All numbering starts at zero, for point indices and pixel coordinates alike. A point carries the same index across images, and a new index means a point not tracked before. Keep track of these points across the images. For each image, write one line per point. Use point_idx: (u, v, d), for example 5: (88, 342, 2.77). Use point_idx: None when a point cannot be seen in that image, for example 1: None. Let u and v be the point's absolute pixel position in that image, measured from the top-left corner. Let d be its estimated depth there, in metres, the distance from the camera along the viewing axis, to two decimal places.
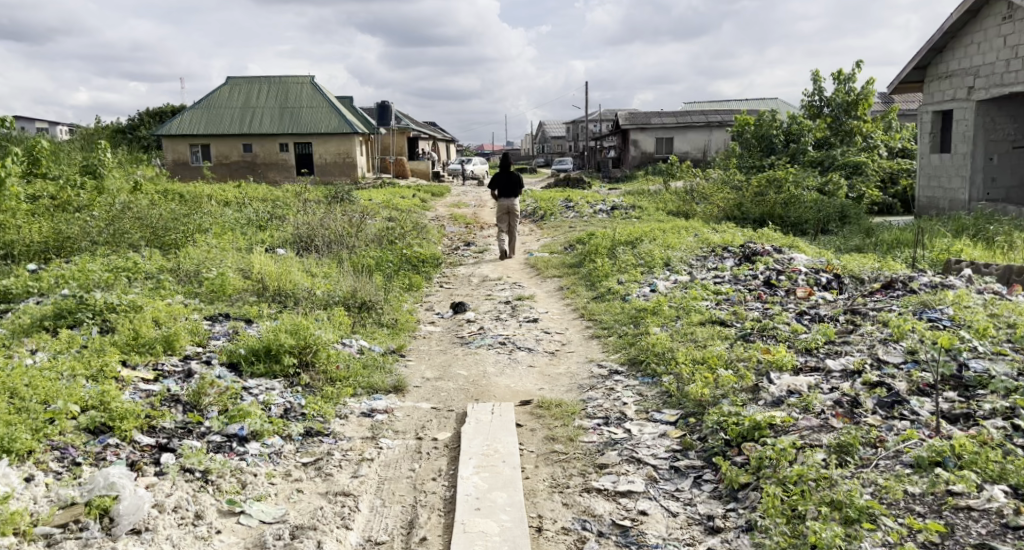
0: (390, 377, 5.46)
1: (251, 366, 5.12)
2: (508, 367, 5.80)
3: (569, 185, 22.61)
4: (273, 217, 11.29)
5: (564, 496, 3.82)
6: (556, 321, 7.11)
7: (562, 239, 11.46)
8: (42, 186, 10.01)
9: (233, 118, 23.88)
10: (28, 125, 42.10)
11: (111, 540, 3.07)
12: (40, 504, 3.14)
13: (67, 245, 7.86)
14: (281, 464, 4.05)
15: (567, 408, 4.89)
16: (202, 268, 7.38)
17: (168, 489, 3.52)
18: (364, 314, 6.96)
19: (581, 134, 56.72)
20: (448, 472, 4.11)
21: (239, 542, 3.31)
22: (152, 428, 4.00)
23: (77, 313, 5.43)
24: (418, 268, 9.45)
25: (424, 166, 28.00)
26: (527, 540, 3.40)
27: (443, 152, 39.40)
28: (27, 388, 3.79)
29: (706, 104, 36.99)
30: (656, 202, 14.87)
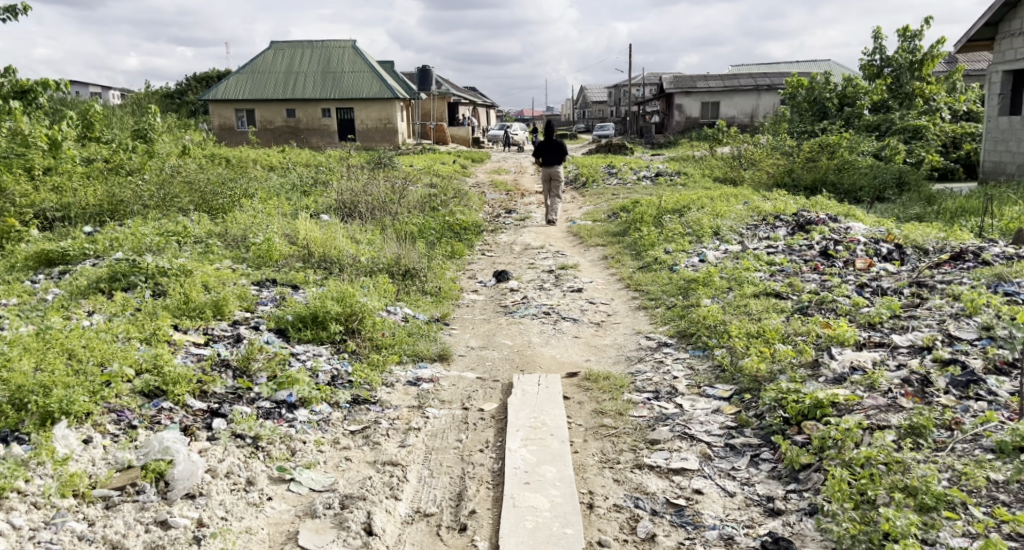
0: (435, 346, 5.42)
1: (298, 332, 5.11)
2: (553, 337, 5.69)
3: (611, 151, 22.22)
4: (316, 183, 11.31)
5: (615, 472, 3.73)
6: (601, 291, 6.96)
7: (605, 207, 11.22)
8: (96, 149, 10.15)
9: (277, 82, 23.95)
10: (82, 90, 43.24)
11: (167, 504, 3.08)
12: (98, 466, 3.16)
13: (120, 209, 7.96)
14: (329, 432, 4.04)
15: (615, 380, 4.77)
16: (249, 233, 7.40)
17: (220, 455, 3.53)
18: (407, 281, 6.92)
19: (624, 98, 55.57)
20: (495, 443, 4.05)
21: (290, 509, 3.31)
22: (203, 393, 4.02)
23: (130, 276, 5.50)
24: (460, 236, 9.35)
25: (464, 133, 28.04)
26: (578, 517, 3.32)
27: (483, 118, 39.06)
28: (84, 350, 3.79)
29: (755, 67, 35.72)
30: (703, 169, 14.46)
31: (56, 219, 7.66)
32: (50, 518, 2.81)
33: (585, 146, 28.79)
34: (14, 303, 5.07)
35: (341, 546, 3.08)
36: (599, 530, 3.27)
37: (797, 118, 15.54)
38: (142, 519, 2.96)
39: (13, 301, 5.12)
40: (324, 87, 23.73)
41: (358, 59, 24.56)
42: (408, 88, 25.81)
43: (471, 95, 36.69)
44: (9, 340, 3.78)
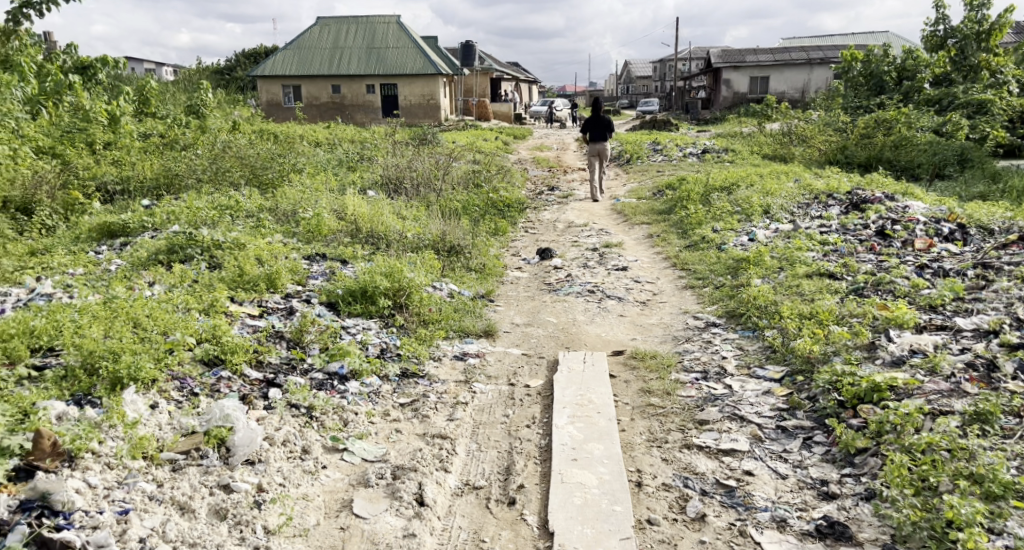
0: (481, 322, 5.45)
1: (348, 305, 5.20)
2: (598, 316, 5.67)
3: (655, 127, 21.85)
4: (362, 159, 11.42)
5: (663, 451, 3.71)
6: (647, 270, 6.89)
7: (650, 184, 11.08)
8: (152, 124, 10.38)
9: (323, 58, 24.12)
10: (136, 67, 44.37)
11: (229, 469, 3.20)
12: (164, 431, 3.28)
13: (175, 182, 8.16)
14: (380, 404, 4.12)
15: (663, 359, 4.74)
16: (298, 208, 7.52)
17: (277, 423, 3.63)
18: (453, 258, 6.97)
19: (669, 73, 54.39)
20: (541, 420, 4.07)
21: (344, 478, 3.40)
22: (260, 362, 4.14)
23: (187, 249, 5.66)
24: (503, 213, 9.34)
25: (506, 109, 27.89)
26: (627, 495, 3.33)
27: (525, 93, 38.81)
28: (148, 318, 3.92)
29: (807, 40, 34.54)
30: (751, 145, 14.11)
31: (116, 192, 7.88)
32: (122, 478, 2.93)
33: (629, 122, 28.38)
34: (80, 273, 5.26)
35: (395, 515, 3.16)
36: (648, 508, 3.28)
37: (852, 93, 14.98)
38: (207, 482, 3.08)
39: (79, 271, 5.31)
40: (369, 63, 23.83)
41: (403, 35, 24.56)
42: (451, 63, 25.73)
43: (513, 70, 36.37)
44: (80, 308, 3.92)
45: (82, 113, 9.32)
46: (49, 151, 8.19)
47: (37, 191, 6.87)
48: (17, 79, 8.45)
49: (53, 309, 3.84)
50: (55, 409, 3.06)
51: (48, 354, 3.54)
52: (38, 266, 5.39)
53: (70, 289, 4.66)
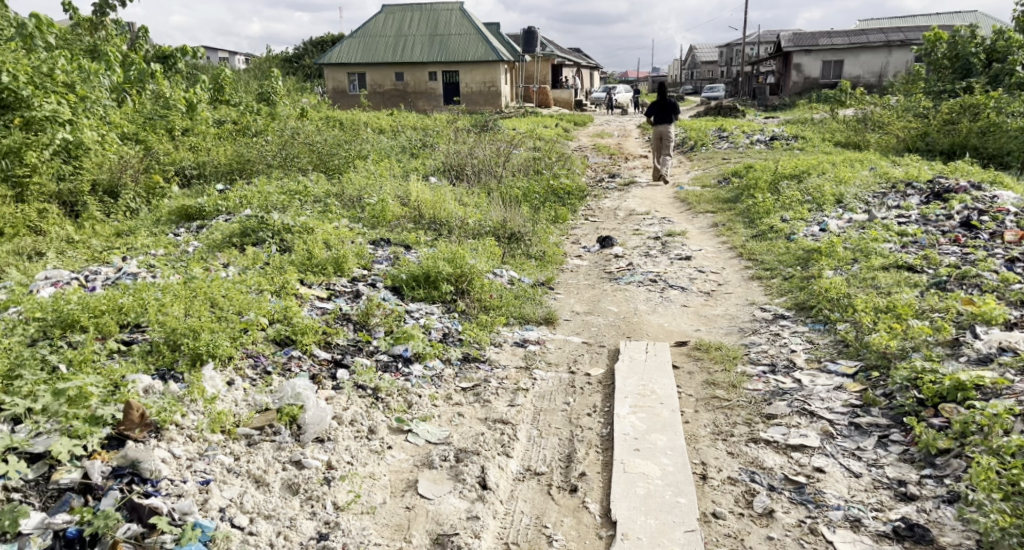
0: (541, 309, 5.46)
1: (412, 290, 5.27)
2: (660, 306, 5.59)
3: (721, 113, 21.27)
4: (424, 146, 11.53)
5: (729, 445, 3.64)
6: (711, 260, 6.74)
7: (715, 172, 10.81)
8: (226, 111, 10.73)
9: (387, 45, 24.41)
10: (211, 55, 46.10)
11: (300, 446, 3.31)
12: (240, 407, 3.40)
13: (247, 167, 8.43)
14: (442, 387, 4.17)
15: (728, 351, 4.64)
16: (363, 194, 7.65)
17: (344, 403, 3.73)
18: (514, 245, 6.99)
19: (736, 58, 52.82)
20: (603, 409, 4.05)
21: (409, 459, 3.47)
22: (328, 344, 4.25)
23: (259, 232, 5.85)
24: (563, 201, 9.29)
25: (567, 96, 27.63)
26: (691, 487, 3.28)
27: (586, 79, 38.37)
28: (224, 299, 4.08)
29: (886, 22, 32.96)
30: (822, 132, 13.58)
31: (193, 176, 8.18)
32: (203, 451, 3.06)
33: (693, 109, 27.74)
34: (161, 254, 5.50)
35: (458, 497, 3.21)
36: (713, 501, 3.22)
37: (935, 77, 14.19)
38: (279, 458, 3.19)
39: (160, 252, 5.55)
40: (433, 50, 24.01)
41: (465, 22, 24.64)
42: (513, 50, 25.68)
43: (575, 56, 36.05)
44: (162, 287, 4.10)
45: (162, 101, 9.72)
46: (133, 136, 8.56)
47: (122, 175, 7.19)
48: (104, 68, 8.90)
49: (139, 287, 4.02)
50: (142, 382, 3.21)
51: (135, 329, 3.71)
52: (123, 247, 5.67)
53: (153, 269, 4.88)
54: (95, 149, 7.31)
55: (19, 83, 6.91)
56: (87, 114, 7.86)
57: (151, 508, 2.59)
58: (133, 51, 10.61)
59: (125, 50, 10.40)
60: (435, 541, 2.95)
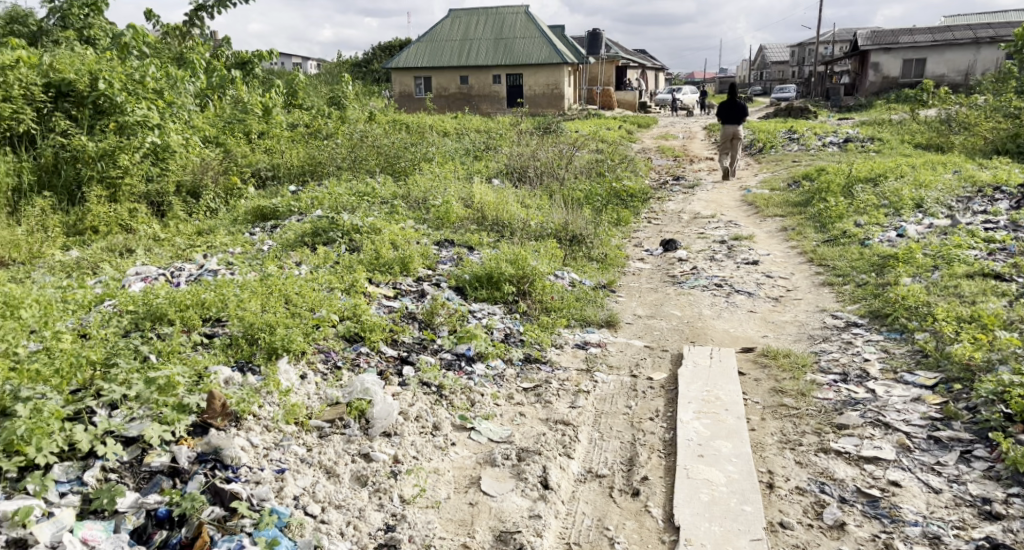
0: (602, 312, 5.45)
1: (475, 291, 5.34)
2: (726, 311, 5.48)
3: (792, 115, 20.65)
4: (488, 148, 11.65)
5: (797, 454, 3.55)
6: (779, 265, 6.57)
7: (784, 175, 10.52)
8: (299, 115, 11.11)
9: (453, 49, 24.74)
10: (285, 60, 47.89)
11: (368, 439, 3.41)
12: (313, 400, 3.54)
13: (318, 169, 8.71)
14: (504, 387, 4.22)
15: (797, 359, 4.51)
16: (429, 195, 7.79)
17: (410, 399, 3.82)
18: (575, 247, 7.00)
19: (809, 57, 51.12)
20: (665, 414, 4.01)
21: (472, 456, 3.52)
22: (394, 341, 4.36)
23: (330, 232, 6.05)
24: (626, 203, 9.23)
25: (631, 97, 27.34)
26: (757, 496, 3.22)
27: (651, 81, 37.88)
28: (298, 296, 4.23)
29: (973, 18, 31.32)
30: (901, 134, 13.02)
31: (268, 178, 8.50)
32: (278, 441, 3.20)
33: (763, 110, 27.03)
34: (238, 252, 5.74)
35: (521, 495, 3.24)
36: (780, 511, 3.15)
37: None
38: (349, 450, 3.30)
39: (238, 250, 5.79)
40: (498, 54, 24.22)
41: (530, 25, 24.73)
42: (577, 52, 25.60)
43: (641, 58, 35.68)
44: (241, 283, 4.28)
45: (241, 105, 10.16)
46: (214, 140, 8.95)
47: (203, 177, 7.53)
48: (189, 75, 9.36)
49: (220, 283, 4.21)
50: (223, 374, 3.37)
51: (216, 323, 3.90)
52: (204, 245, 5.94)
53: (231, 267, 5.11)
54: (180, 152, 7.65)
55: (114, 90, 7.37)
56: (174, 118, 8.28)
57: (232, 493, 2.72)
58: (215, 58, 11.12)
59: (208, 57, 10.91)
60: (498, 538, 2.99)
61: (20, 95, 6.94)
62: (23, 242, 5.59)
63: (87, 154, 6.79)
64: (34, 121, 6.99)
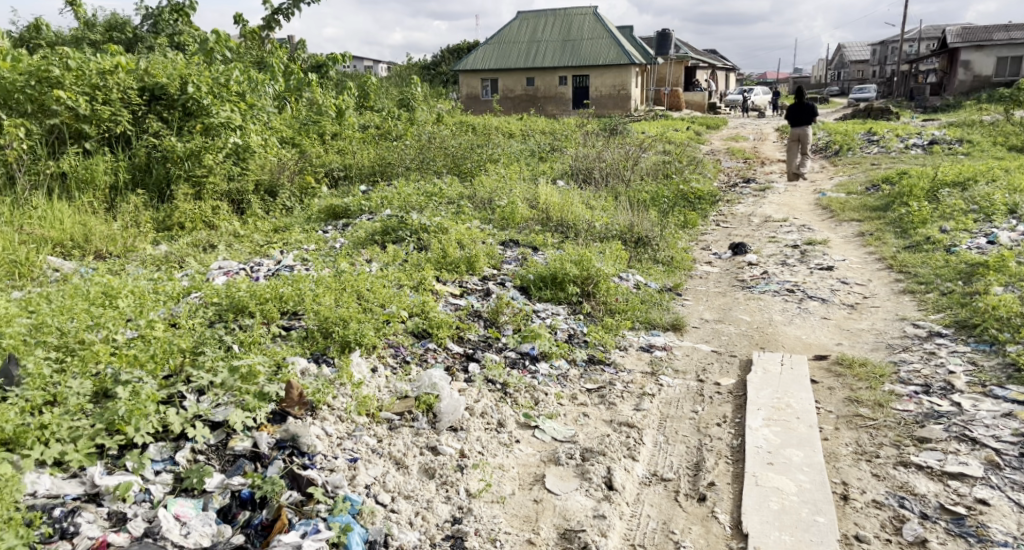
0: (668, 315, 5.38)
1: (539, 291, 5.38)
2: (798, 317, 5.33)
3: (872, 116, 19.83)
4: (553, 150, 11.66)
5: (874, 466, 3.42)
6: (856, 271, 6.33)
7: (863, 178, 10.12)
8: (370, 116, 11.40)
9: (520, 51, 24.86)
10: (356, 63, 49.25)
11: (436, 433, 3.48)
12: (383, 393, 3.64)
13: (387, 170, 8.91)
14: (568, 387, 4.22)
15: (874, 369, 4.34)
16: (494, 196, 7.86)
17: (476, 395, 3.87)
18: (640, 249, 6.94)
19: (891, 55, 48.91)
20: (733, 419, 3.93)
21: (537, 454, 3.55)
22: (460, 338, 4.43)
23: (399, 231, 6.18)
24: (693, 206, 9.08)
25: (700, 98, 26.83)
26: (831, 507, 3.12)
27: (721, 81, 37.05)
28: (370, 292, 4.35)
29: None
30: (993, 135, 12.31)
31: (340, 178, 8.75)
32: (350, 431, 3.30)
33: (841, 111, 26.03)
34: (312, 249, 5.94)
35: (585, 495, 3.25)
36: (855, 524, 3.05)
37: None
38: (417, 442, 3.37)
39: (312, 247, 5.99)
40: (565, 55, 24.21)
41: (598, 26, 24.58)
42: (645, 52, 25.31)
43: (711, 58, 34.96)
44: (316, 278, 4.42)
45: (316, 108, 10.51)
46: (290, 141, 9.22)
47: (280, 176, 7.81)
48: (268, 78, 9.74)
49: (296, 277, 4.36)
50: (300, 365, 3.50)
51: (293, 317, 4.06)
52: (280, 241, 6.18)
53: (306, 263, 5.30)
54: (259, 152, 7.97)
55: (201, 94, 7.77)
56: (254, 119, 8.64)
57: (309, 479, 2.83)
58: (292, 62, 11.53)
59: (286, 61, 11.34)
60: (563, 536, 3.00)
61: (118, 98, 7.39)
62: (119, 237, 5.95)
63: (176, 154, 7.19)
64: (130, 123, 7.43)
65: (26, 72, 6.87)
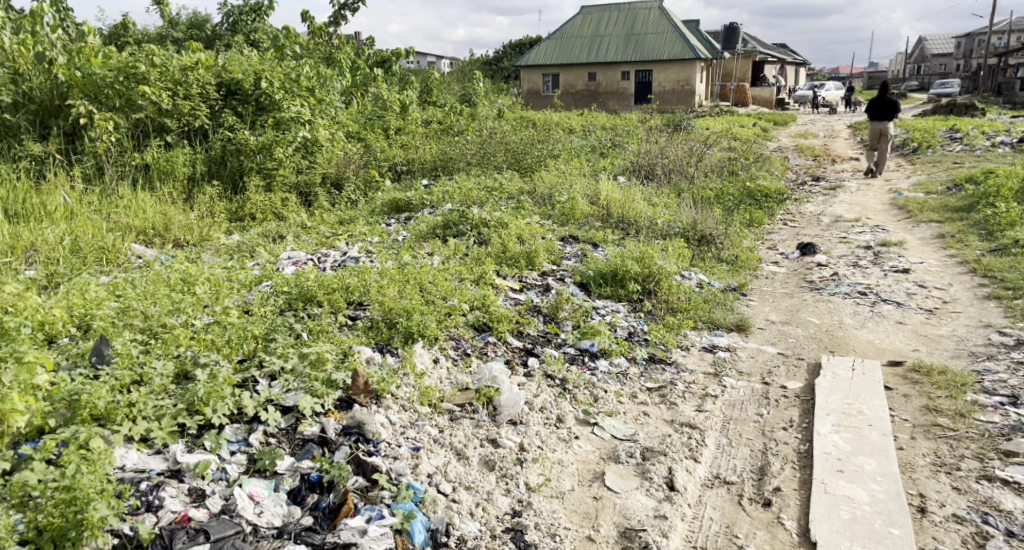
0: (732, 315, 5.25)
1: (599, 287, 5.34)
2: (870, 321, 5.12)
3: (954, 111, 18.87)
4: (615, 146, 11.52)
5: (954, 479, 3.26)
6: (935, 274, 6.04)
7: (944, 177, 9.63)
8: (433, 112, 11.53)
9: (583, 46, 24.70)
10: (419, 58, 49.95)
11: (496, 425, 3.50)
12: (445, 384, 3.68)
13: (449, 164, 8.98)
14: (628, 385, 4.18)
15: (954, 377, 4.14)
16: (555, 191, 7.83)
17: (535, 390, 3.87)
18: (703, 247, 6.80)
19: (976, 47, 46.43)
20: (800, 424, 3.82)
21: (597, 451, 3.52)
22: (520, 332, 4.44)
23: (460, 225, 6.23)
24: (760, 204, 8.82)
25: (767, 94, 26.11)
26: (907, 519, 2.99)
27: (790, 76, 35.91)
28: (432, 284, 4.41)
29: None
30: None
31: (403, 172, 8.87)
32: (413, 420, 3.35)
33: (920, 106, 24.90)
34: (376, 241, 6.05)
35: (646, 495, 3.21)
36: (933, 538, 2.92)
37: None
38: (478, 434, 3.40)
39: (375, 240, 6.09)
40: (628, 50, 23.90)
41: (663, 19, 24.16)
42: (711, 46, 24.74)
43: (780, 51, 33.92)
44: (380, 270, 4.49)
45: (380, 103, 10.70)
46: (356, 135, 9.39)
47: (346, 169, 7.97)
48: (336, 74, 9.97)
49: (362, 268, 4.44)
50: (365, 353, 3.57)
51: (358, 307, 4.14)
52: (345, 233, 6.33)
53: (370, 255, 5.40)
54: (327, 146, 8.17)
55: (274, 89, 8.03)
56: (322, 114, 8.86)
57: (373, 466, 2.89)
58: (358, 58, 11.76)
59: (353, 58, 11.57)
60: (623, 534, 2.98)
61: (197, 93, 7.70)
62: (195, 226, 6.20)
63: (249, 147, 7.44)
64: (208, 117, 7.74)
65: (116, 68, 7.19)
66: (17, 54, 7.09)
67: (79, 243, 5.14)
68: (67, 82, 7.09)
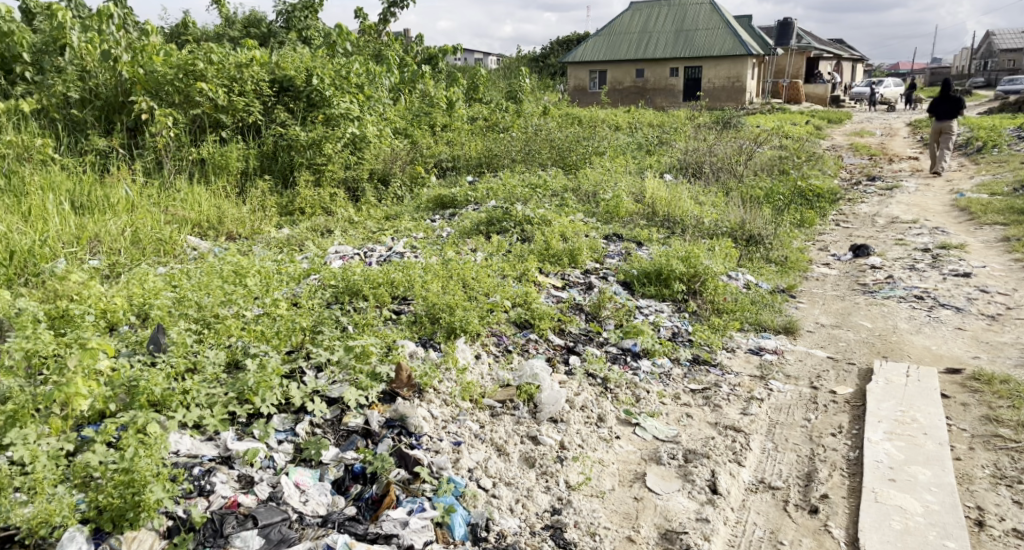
0: (780, 317, 5.13)
1: (643, 286, 5.29)
2: (926, 326, 4.95)
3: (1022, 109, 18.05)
4: (661, 143, 11.38)
5: (1015, 492, 3.13)
6: (998, 279, 5.80)
7: (1010, 177, 9.23)
8: (479, 108, 11.57)
9: (631, 42, 24.47)
10: (467, 55, 50.24)
11: (536, 423, 3.50)
12: (486, 380, 3.70)
13: (494, 161, 9.01)
14: (670, 386, 4.13)
15: (1017, 386, 3.96)
16: (600, 189, 7.79)
17: (576, 388, 3.86)
18: (751, 247, 6.67)
19: None
20: (850, 430, 3.71)
21: (638, 451, 3.49)
22: (562, 330, 4.43)
23: (503, 222, 6.25)
24: (811, 204, 8.60)
25: (821, 91, 25.44)
26: (963, 532, 2.89)
27: (846, 72, 34.88)
28: (475, 280, 4.43)
29: None
30: None
31: (448, 168, 8.93)
32: (454, 415, 3.38)
33: (984, 103, 23.89)
34: (420, 237, 6.11)
35: (688, 497, 3.17)
36: None
37: None
38: (518, 431, 3.41)
39: (420, 235, 6.16)
40: (677, 46, 23.57)
41: (714, 15, 23.73)
42: (763, 42, 24.20)
43: (836, 47, 32.99)
44: (424, 265, 4.54)
45: (427, 99, 10.79)
46: (403, 132, 9.48)
47: (392, 165, 8.07)
48: (385, 71, 10.11)
49: (406, 263, 4.49)
50: (408, 347, 3.62)
51: (402, 301, 4.20)
52: (391, 228, 6.41)
53: (415, 250, 5.46)
54: (375, 143, 8.28)
55: (324, 86, 8.18)
56: (370, 110, 8.99)
57: (415, 459, 2.93)
58: (406, 55, 11.89)
59: (402, 55, 11.70)
60: (664, 536, 2.95)
61: (251, 90, 7.90)
62: (247, 220, 6.38)
63: (300, 143, 7.60)
64: (261, 114, 7.94)
65: (176, 66, 7.43)
66: (85, 53, 7.40)
67: (139, 234, 5.34)
68: (130, 79, 7.38)
